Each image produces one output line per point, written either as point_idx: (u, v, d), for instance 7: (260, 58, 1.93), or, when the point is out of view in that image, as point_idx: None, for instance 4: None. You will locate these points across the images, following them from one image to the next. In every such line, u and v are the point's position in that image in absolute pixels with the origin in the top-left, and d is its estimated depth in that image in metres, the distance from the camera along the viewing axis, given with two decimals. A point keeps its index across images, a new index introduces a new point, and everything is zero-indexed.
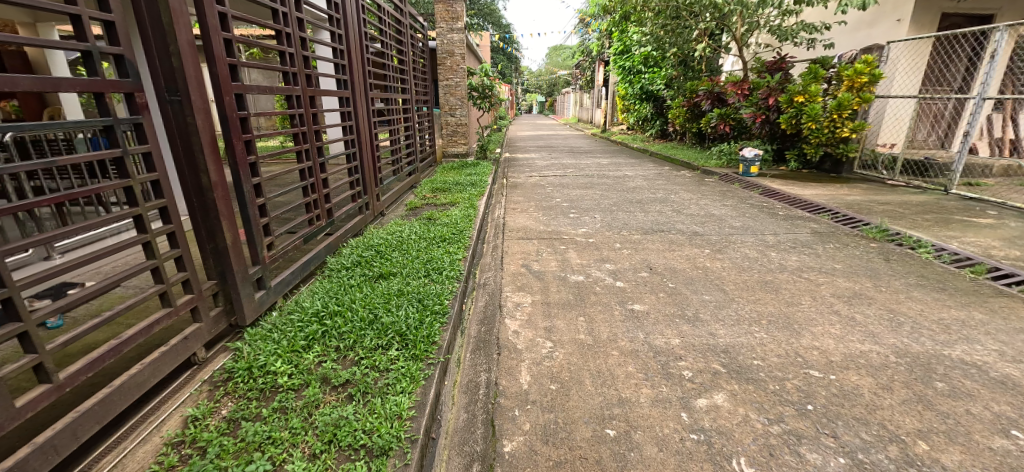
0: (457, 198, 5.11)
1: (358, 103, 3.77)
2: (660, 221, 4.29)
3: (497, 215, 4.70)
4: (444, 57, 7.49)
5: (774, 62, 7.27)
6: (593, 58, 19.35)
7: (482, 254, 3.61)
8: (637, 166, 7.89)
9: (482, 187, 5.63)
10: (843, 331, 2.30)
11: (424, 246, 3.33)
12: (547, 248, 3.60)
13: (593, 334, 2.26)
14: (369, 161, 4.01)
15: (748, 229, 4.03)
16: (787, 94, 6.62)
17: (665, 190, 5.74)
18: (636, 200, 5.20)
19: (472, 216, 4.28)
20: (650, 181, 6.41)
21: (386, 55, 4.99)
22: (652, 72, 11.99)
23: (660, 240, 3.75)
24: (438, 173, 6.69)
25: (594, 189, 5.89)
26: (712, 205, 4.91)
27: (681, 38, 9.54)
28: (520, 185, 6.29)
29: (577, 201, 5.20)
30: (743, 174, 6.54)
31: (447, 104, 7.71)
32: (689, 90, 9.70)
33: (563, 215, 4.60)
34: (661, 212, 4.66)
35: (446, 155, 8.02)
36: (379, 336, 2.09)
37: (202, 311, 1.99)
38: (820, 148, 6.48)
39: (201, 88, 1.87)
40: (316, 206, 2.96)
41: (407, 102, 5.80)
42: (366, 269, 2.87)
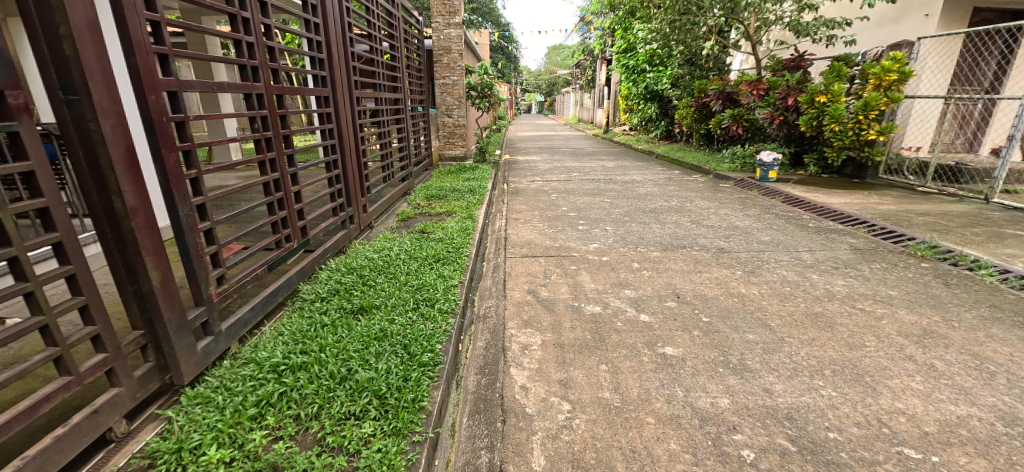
0: (455, 208, 4.65)
1: (340, 102, 3.30)
2: (680, 235, 3.85)
3: (498, 227, 4.26)
4: (441, 54, 7.02)
5: (792, 60, 6.82)
6: (594, 57, 18.92)
7: (481, 276, 3.17)
8: (644, 170, 7.46)
9: (481, 194, 5.18)
10: (927, 387, 1.86)
11: (414, 269, 2.88)
12: (555, 268, 3.15)
13: (620, 391, 1.82)
14: (354, 168, 3.55)
15: (779, 245, 3.59)
16: (808, 94, 6.19)
17: (680, 197, 5.30)
18: (649, 209, 4.76)
19: (470, 229, 3.82)
20: (661, 186, 5.98)
21: (376, 50, 4.52)
22: (658, 71, 11.53)
23: (683, 259, 3.31)
24: (434, 178, 6.24)
25: (603, 196, 5.44)
26: (734, 215, 4.47)
27: (689, 35, 9.05)
28: (522, 191, 5.84)
29: (585, 210, 4.76)
30: (761, 180, 6.11)
31: (444, 103, 7.26)
32: (698, 89, 9.22)
33: (570, 227, 4.15)
34: (679, 223, 4.22)
35: (443, 158, 7.57)
36: (352, 400, 1.65)
37: (122, 373, 1.55)
38: (843, 151, 6.06)
39: (111, 85, 1.43)
40: (286, 226, 2.51)
41: (400, 102, 5.34)
42: (344, 300, 2.43)
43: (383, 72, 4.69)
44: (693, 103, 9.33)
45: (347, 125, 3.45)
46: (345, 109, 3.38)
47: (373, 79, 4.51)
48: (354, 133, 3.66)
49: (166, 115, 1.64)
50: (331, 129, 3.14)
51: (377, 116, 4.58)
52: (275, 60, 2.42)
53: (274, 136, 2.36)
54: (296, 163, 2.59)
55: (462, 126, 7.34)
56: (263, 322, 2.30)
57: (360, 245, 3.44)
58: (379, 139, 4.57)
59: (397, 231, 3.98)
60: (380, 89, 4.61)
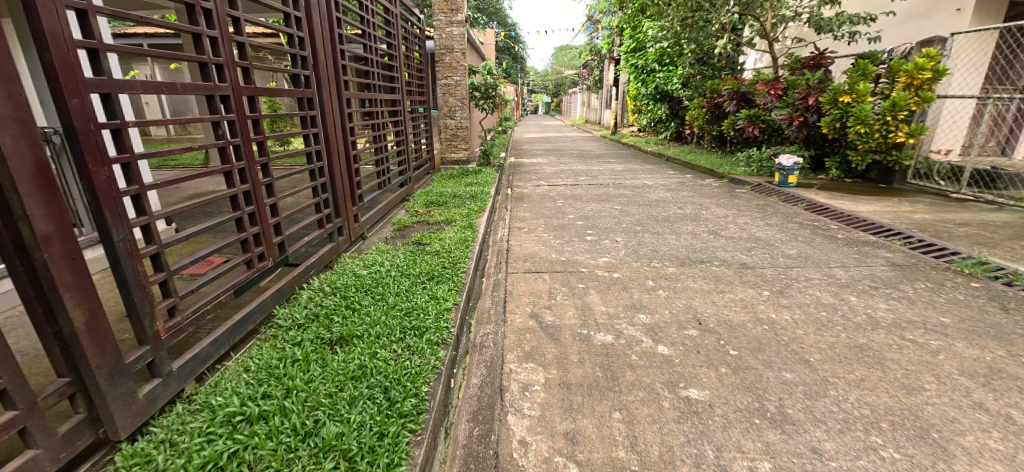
0: (455, 216, 4.38)
1: (327, 104, 3.02)
2: (697, 247, 3.54)
3: (500, 237, 3.96)
4: (443, 53, 6.76)
5: (812, 58, 6.46)
6: (601, 57, 18.60)
7: (479, 295, 2.88)
8: (655, 173, 7.14)
9: (484, 200, 4.91)
10: (1010, 447, 1.54)
11: (406, 288, 2.60)
12: (561, 286, 2.86)
13: (639, 450, 1.52)
14: (343, 175, 3.28)
15: (807, 260, 3.27)
16: (830, 93, 5.84)
17: (694, 204, 4.98)
18: (662, 217, 4.45)
19: (469, 241, 3.55)
20: (674, 192, 5.67)
21: (371, 48, 4.24)
22: (668, 71, 11.18)
23: (702, 275, 3.00)
24: (435, 182, 5.98)
25: (612, 202, 5.14)
26: (754, 225, 4.15)
27: (702, 32, 8.70)
28: (527, 197, 5.55)
29: (593, 218, 4.46)
30: (780, 185, 5.78)
31: (446, 105, 7.00)
32: (711, 89, 8.86)
33: (578, 237, 3.85)
34: (695, 233, 3.91)
35: (445, 162, 7.31)
36: (316, 463, 1.38)
37: (38, 432, 1.28)
38: (868, 155, 5.71)
39: (13, 86, 1.17)
40: (259, 243, 2.24)
41: (397, 103, 5.06)
42: (323, 327, 2.15)
43: (379, 72, 4.41)
44: (705, 103, 8.97)
45: (335, 129, 3.17)
46: (332, 111, 3.10)
47: (367, 79, 4.22)
48: (344, 137, 3.38)
49: (94, 122, 1.37)
50: (317, 134, 2.87)
51: (372, 118, 4.29)
52: (246, 57, 2.15)
53: (244, 143, 2.08)
54: (272, 172, 2.31)
55: (465, 128, 7.07)
56: (230, 353, 2.03)
57: (349, 259, 3.16)
58: (374, 142, 4.29)
59: (392, 241, 3.71)
60: (375, 90, 4.32)
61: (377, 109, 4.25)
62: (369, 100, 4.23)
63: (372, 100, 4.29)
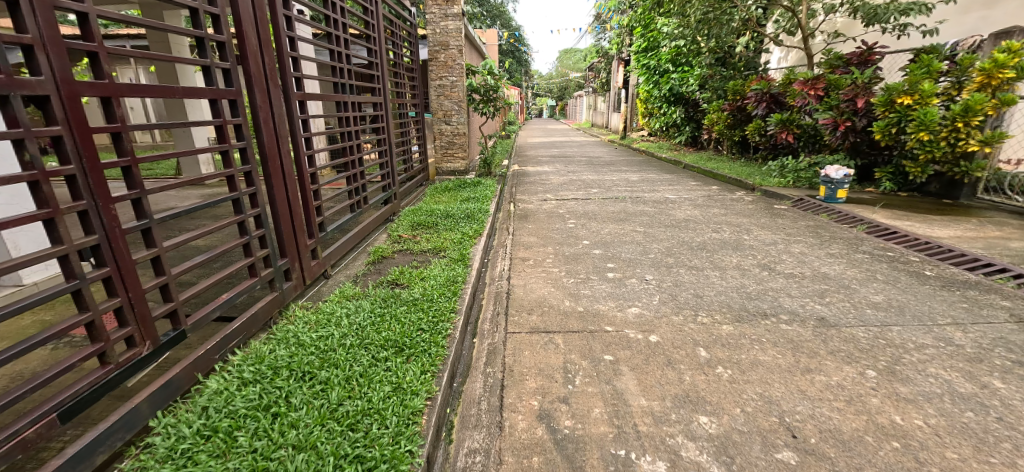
0: (445, 243, 3.60)
1: (266, 107, 2.23)
2: (752, 291, 2.75)
3: (498, 273, 3.17)
4: (437, 50, 5.99)
5: (858, 54, 5.64)
6: (609, 59, 17.84)
7: (469, 371, 2.09)
8: (675, 184, 6.37)
9: (481, 222, 4.13)
10: None
11: (361, 371, 1.82)
12: (580, 359, 2.06)
13: None
14: (294, 200, 2.48)
15: (904, 313, 2.48)
16: (885, 94, 5.04)
17: (732, 226, 4.17)
18: (697, 244, 3.66)
19: (459, 284, 2.76)
20: (702, 208, 4.88)
21: (337, 38, 3.42)
22: (683, 71, 10.35)
23: (772, 340, 2.21)
24: (427, 197, 5.23)
25: (632, 223, 4.35)
26: (815, 258, 3.35)
27: (723, 29, 7.90)
28: (532, 215, 4.77)
29: (613, 245, 3.68)
30: (826, 200, 4.99)
31: (441, 108, 6.22)
32: (733, 91, 8.06)
33: (597, 275, 3.05)
34: (744, 269, 3.11)
35: (440, 172, 6.54)
36: None
37: None
38: (929, 166, 4.91)
39: None
40: (125, 321, 1.47)
41: (380, 107, 4.25)
42: (217, 459, 1.38)
43: (353, 69, 3.60)
44: (726, 106, 8.18)
45: (281, 139, 2.35)
46: (275, 117, 2.28)
47: (335, 77, 3.40)
48: (298, 149, 2.57)
49: None
50: (244, 148, 2.06)
51: (343, 125, 3.48)
52: (95, 38, 1.38)
53: (85, 171, 1.33)
54: (151, 211, 1.54)
55: (463, 134, 6.29)
56: None
57: (302, 312, 2.39)
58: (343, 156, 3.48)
59: (362, 281, 2.94)
60: (347, 90, 3.51)
61: (347, 115, 3.45)
62: (339, 103, 3.41)
63: (342, 102, 3.48)
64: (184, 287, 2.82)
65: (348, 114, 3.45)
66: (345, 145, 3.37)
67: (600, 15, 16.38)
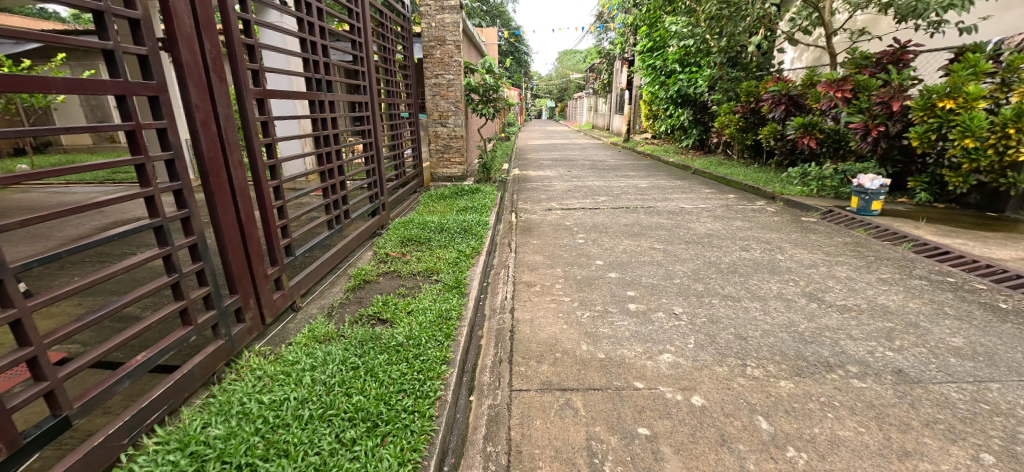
0: (438, 263, 3.13)
1: (211, 107, 1.76)
2: (805, 333, 2.28)
3: (500, 303, 2.70)
4: (433, 46, 5.53)
5: (890, 53, 5.18)
6: (611, 59, 17.41)
7: (464, 448, 1.62)
8: (688, 192, 5.92)
9: (480, 238, 3.67)
10: None
11: (317, 463, 1.35)
12: (607, 433, 1.60)
13: None
14: (248, 223, 1.98)
15: (997, 364, 2.03)
16: (924, 96, 4.60)
17: (762, 243, 3.72)
18: (727, 266, 3.19)
19: (453, 322, 2.29)
20: (724, 221, 4.43)
21: (311, 26, 2.88)
22: (691, 72, 9.92)
23: (847, 405, 1.76)
24: (421, 206, 4.76)
25: (648, 239, 3.88)
26: (867, 285, 2.89)
27: (735, 26, 7.46)
28: (537, 227, 4.31)
29: (631, 266, 3.22)
30: (858, 212, 4.54)
31: (436, 109, 5.76)
32: (746, 92, 7.63)
33: (616, 307, 2.58)
34: (789, 300, 2.65)
35: (436, 178, 6.06)
36: None
37: None
38: (972, 176, 4.47)
39: None
40: None
41: (367, 107, 3.76)
42: None
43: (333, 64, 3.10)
44: (739, 109, 7.75)
45: (229, 148, 1.86)
46: (219, 119, 1.80)
47: (308, 71, 2.85)
48: (255, 157, 2.07)
49: None
50: (172, 160, 1.58)
51: (320, 129, 2.97)
52: None
53: None
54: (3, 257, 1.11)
55: (460, 137, 5.82)
56: None
57: (259, 361, 1.92)
58: (319, 165, 2.98)
59: (337, 315, 2.46)
60: (324, 88, 2.97)
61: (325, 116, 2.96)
62: (313, 101, 2.88)
63: (317, 101, 2.95)
64: (124, 324, 2.35)
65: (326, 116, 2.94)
66: (322, 152, 2.86)
67: (602, 14, 15.92)
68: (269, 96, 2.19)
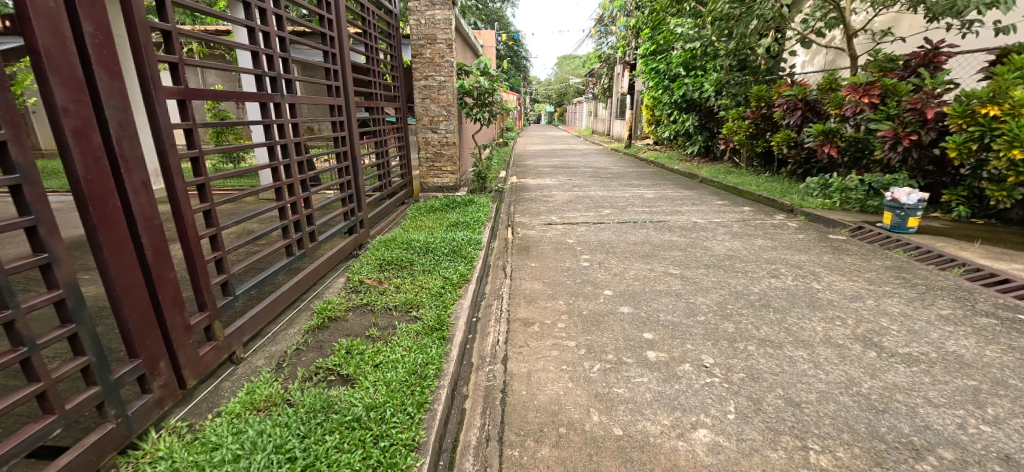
0: (419, 294, 2.65)
1: (95, 112, 1.31)
2: (874, 398, 1.82)
3: (491, 349, 2.23)
4: (423, 44, 5.07)
5: (922, 55, 4.77)
6: (612, 63, 17.07)
7: None
8: (700, 204, 5.47)
9: (470, 261, 3.20)
10: None
11: None
12: None
13: None
14: (157, 264, 1.51)
15: None
16: (964, 101, 4.17)
17: (792, 268, 3.26)
18: (759, 298, 2.73)
19: (431, 383, 1.81)
20: (744, 239, 3.98)
21: (265, 14, 2.39)
22: (696, 75, 9.52)
23: None
24: (407, 221, 4.30)
25: (661, 261, 3.42)
26: (928, 326, 2.42)
27: (746, 27, 7.08)
28: (535, 246, 3.84)
29: (646, 297, 2.76)
30: (893, 230, 4.09)
31: (426, 113, 5.30)
32: (757, 96, 7.23)
33: (632, 356, 2.11)
34: (841, 348, 2.18)
35: (427, 189, 5.59)
36: None
37: None
38: (1019, 189, 4.02)
39: None
40: None
41: (343, 111, 3.27)
42: None
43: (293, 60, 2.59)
44: (749, 114, 7.35)
45: (124, 168, 1.39)
46: (109, 127, 1.35)
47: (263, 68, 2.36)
48: (171, 176, 1.60)
49: None
50: (19, 186, 1.11)
51: (276, 138, 2.46)
52: None
53: None
54: None
55: (453, 144, 5.37)
56: None
57: (166, 447, 1.45)
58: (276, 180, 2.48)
59: (287, 368, 1.98)
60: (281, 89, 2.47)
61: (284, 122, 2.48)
62: (267, 105, 2.38)
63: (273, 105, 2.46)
64: (17, 382, 1.86)
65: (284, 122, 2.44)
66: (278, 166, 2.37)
67: (603, 17, 15.60)
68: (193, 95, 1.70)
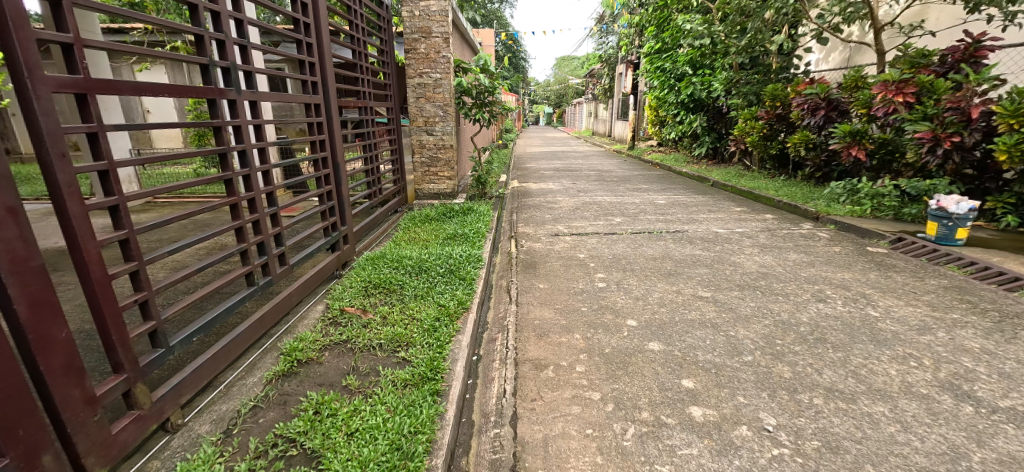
0: (409, 328, 2.23)
1: None
2: None
3: (495, 405, 1.80)
4: (417, 38, 4.64)
5: (962, 50, 4.36)
6: (614, 63, 16.72)
7: None
8: (718, 212, 5.06)
9: (470, 284, 2.76)
10: None
11: None
12: None
13: None
14: (37, 320, 1.11)
15: None
16: (1015, 98, 3.75)
17: (838, 289, 2.85)
18: (811, 330, 2.31)
19: (421, 463, 1.39)
20: (774, 253, 3.57)
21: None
22: (704, 74, 9.13)
23: None
24: (399, 234, 3.87)
25: (687, 281, 3.00)
26: (1021, 367, 2.01)
27: (760, 22, 6.69)
28: (543, 262, 3.42)
29: (676, 328, 2.34)
30: (940, 242, 3.68)
31: (420, 114, 4.87)
32: (771, 95, 6.84)
33: (673, 414, 1.69)
34: (928, 401, 1.78)
35: (421, 196, 5.16)
36: None
37: None
38: None
39: None
40: None
41: (322, 111, 2.84)
42: None
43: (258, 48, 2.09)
44: (763, 114, 6.94)
45: None
46: None
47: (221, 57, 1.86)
48: (62, 198, 1.19)
49: None
50: None
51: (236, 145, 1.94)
52: None
53: None
54: None
55: (449, 147, 4.94)
56: None
57: None
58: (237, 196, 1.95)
59: (237, 437, 1.56)
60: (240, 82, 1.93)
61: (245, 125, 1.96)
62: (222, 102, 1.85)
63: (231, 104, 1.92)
64: None
65: (244, 124, 1.94)
66: (234, 177, 1.89)
67: (605, 15, 15.23)
68: (100, 89, 1.29)
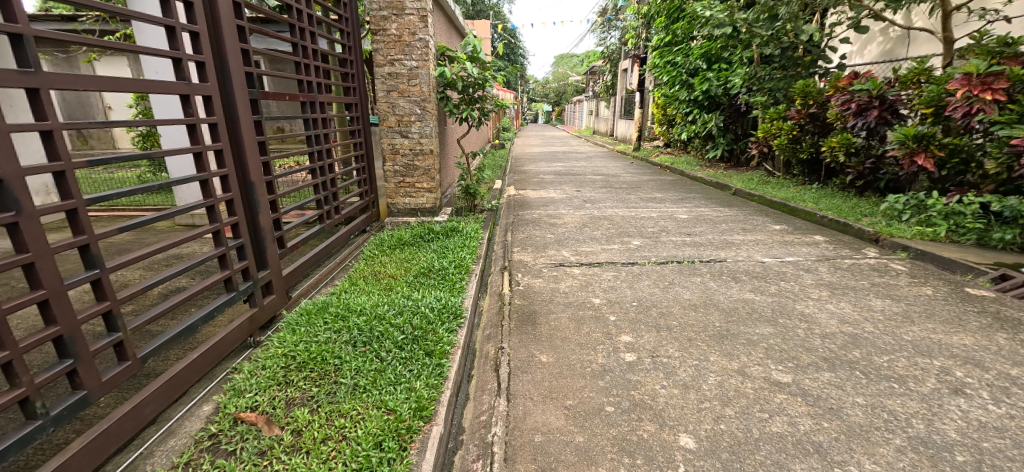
0: (330, 465, 1.35)
1: None
2: None
3: None
4: (386, 17, 3.77)
5: None
6: (617, 59, 15.85)
7: None
8: (755, 231, 4.20)
9: (439, 363, 1.86)
10: None
11: None
12: None
13: None
14: None
15: None
16: None
17: (971, 368, 1.98)
18: (974, 465, 1.44)
19: None
20: (848, 297, 2.72)
21: None
22: (720, 69, 8.28)
23: None
24: (358, 268, 2.97)
25: (749, 348, 2.13)
26: None
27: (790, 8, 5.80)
28: (546, 311, 2.54)
29: (756, 454, 1.47)
30: None
31: (393, 111, 3.99)
32: (803, 92, 5.99)
33: None
34: None
35: (396, 211, 4.26)
36: None
37: None
38: None
39: None
40: None
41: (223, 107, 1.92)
42: None
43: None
44: (793, 114, 6.08)
45: None
46: None
47: None
48: None
49: None
50: None
51: None
52: None
53: None
54: None
55: (429, 153, 4.06)
56: None
57: None
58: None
59: None
60: None
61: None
62: None
63: None
64: None
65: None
66: None
67: (608, 7, 14.36)
68: None
